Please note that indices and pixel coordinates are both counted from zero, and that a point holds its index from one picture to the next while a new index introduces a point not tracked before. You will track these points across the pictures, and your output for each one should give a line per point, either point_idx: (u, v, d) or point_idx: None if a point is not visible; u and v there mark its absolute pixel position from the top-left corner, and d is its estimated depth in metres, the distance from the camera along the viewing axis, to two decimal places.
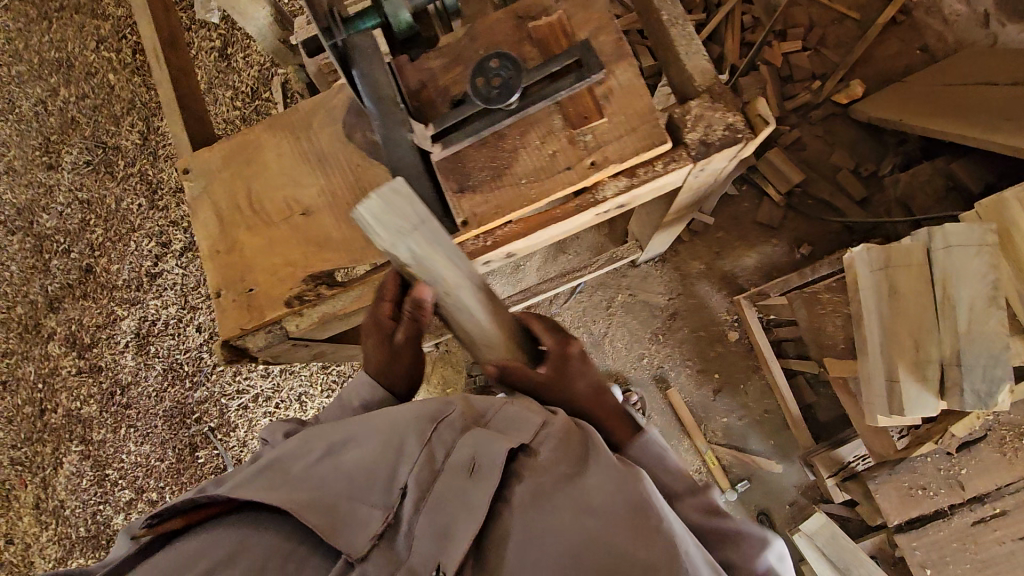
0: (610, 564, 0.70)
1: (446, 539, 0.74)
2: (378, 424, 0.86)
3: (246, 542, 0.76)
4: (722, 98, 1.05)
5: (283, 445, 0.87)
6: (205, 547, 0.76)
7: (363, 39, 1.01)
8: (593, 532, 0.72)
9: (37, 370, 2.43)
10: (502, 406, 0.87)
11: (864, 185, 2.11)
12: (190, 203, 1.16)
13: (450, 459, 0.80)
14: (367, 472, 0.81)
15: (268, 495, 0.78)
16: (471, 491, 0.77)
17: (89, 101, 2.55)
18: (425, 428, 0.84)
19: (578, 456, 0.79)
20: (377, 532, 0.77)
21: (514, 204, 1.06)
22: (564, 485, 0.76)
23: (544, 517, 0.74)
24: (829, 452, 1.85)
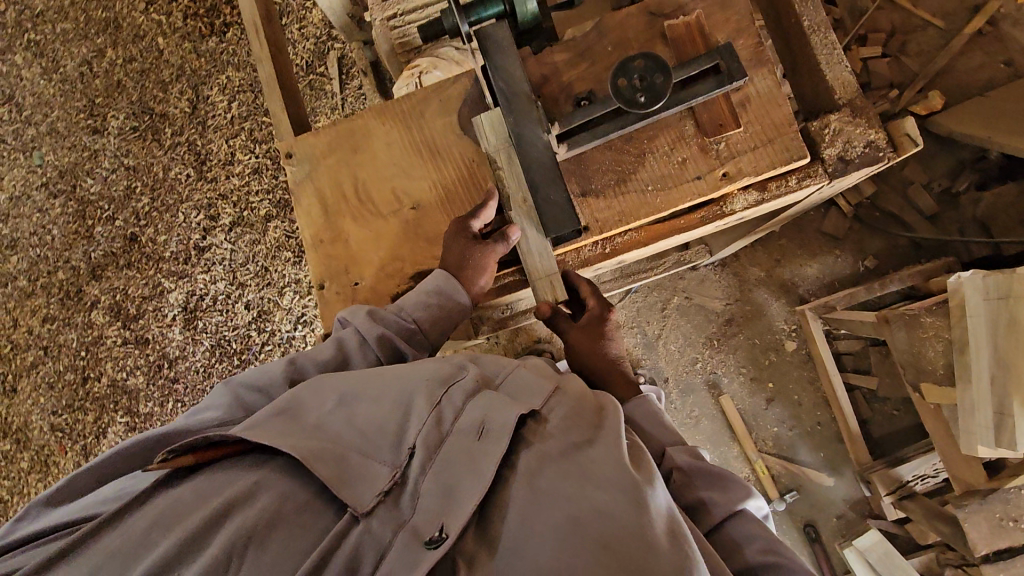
0: (608, 542, 0.69)
1: (451, 499, 0.73)
2: (391, 383, 0.85)
3: (260, 482, 0.75)
4: (864, 112, 1.00)
5: (298, 391, 0.86)
6: (215, 487, 0.74)
7: (497, 29, 0.98)
8: (594, 507, 0.71)
9: (79, 338, 2.41)
10: (513, 370, 0.89)
11: (936, 201, 2.02)
12: (293, 189, 1.13)
13: (460, 422, 0.80)
14: (381, 426, 0.80)
15: (283, 439, 0.77)
16: (477, 453, 0.76)
17: (137, 65, 2.42)
18: (435, 390, 0.83)
19: (582, 428, 0.81)
20: (385, 488, 0.75)
21: (639, 211, 1.02)
22: (567, 456, 0.77)
23: (547, 491, 0.74)
24: (887, 470, 1.84)
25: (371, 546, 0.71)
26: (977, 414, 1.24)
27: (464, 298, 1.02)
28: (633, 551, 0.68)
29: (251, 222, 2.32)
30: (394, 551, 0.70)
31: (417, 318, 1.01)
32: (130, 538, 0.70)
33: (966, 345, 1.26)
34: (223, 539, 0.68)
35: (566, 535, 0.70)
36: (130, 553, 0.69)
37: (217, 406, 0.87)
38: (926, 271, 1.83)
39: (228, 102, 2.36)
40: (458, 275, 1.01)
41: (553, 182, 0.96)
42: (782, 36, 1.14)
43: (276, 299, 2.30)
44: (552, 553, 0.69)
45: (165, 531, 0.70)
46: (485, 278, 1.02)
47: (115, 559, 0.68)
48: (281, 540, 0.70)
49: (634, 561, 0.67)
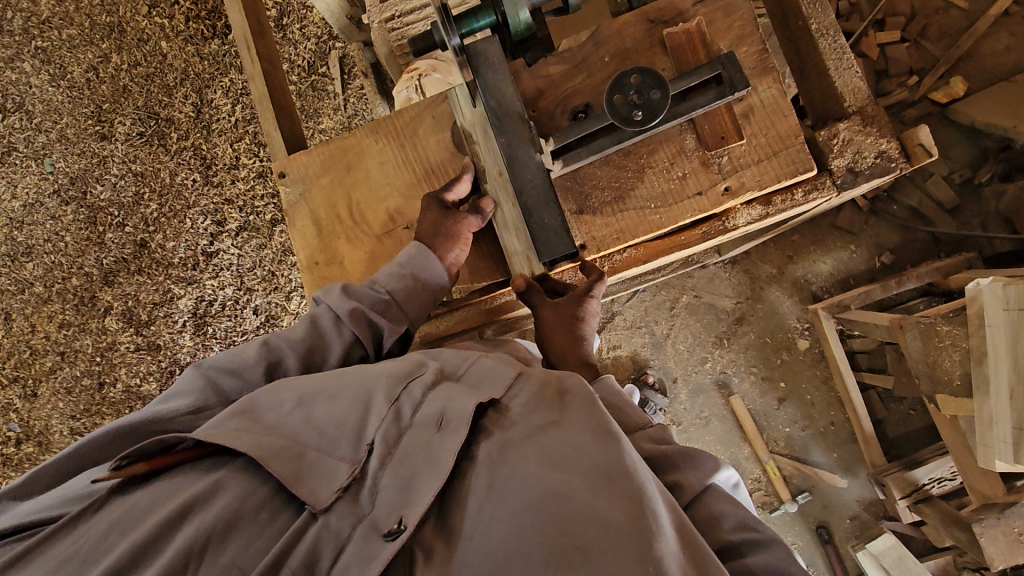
0: (567, 524, 0.67)
1: (410, 491, 0.72)
2: (353, 379, 0.84)
3: (218, 483, 0.73)
4: (876, 121, 0.96)
5: (258, 393, 0.85)
6: (169, 493, 0.72)
7: (488, 45, 0.96)
8: (554, 491, 0.69)
9: (94, 343, 2.45)
10: (474, 362, 0.90)
11: (957, 194, 1.94)
12: (288, 210, 1.13)
13: (419, 415, 0.79)
14: (341, 422, 0.79)
15: (240, 436, 0.75)
16: (437, 445, 0.75)
17: (141, 69, 2.41)
18: (395, 386, 0.82)
19: (546, 411, 0.80)
20: (344, 484, 0.73)
21: (638, 229, 0.99)
22: (528, 440, 0.76)
23: (508, 475, 0.72)
24: (902, 473, 1.79)
25: (330, 540, 0.69)
26: (996, 429, 1.22)
27: (438, 270, 0.99)
28: (595, 534, 0.66)
29: (257, 226, 2.33)
30: (352, 545, 0.68)
31: (391, 289, 0.97)
32: (86, 542, 0.68)
33: (985, 357, 1.22)
34: (180, 541, 0.67)
35: (524, 518, 0.68)
36: (83, 558, 0.67)
37: (186, 393, 0.85)
38: (945, 268, 1.77)
39: (231, 106, 2.35)
40: (430, 244, 0.98)
41: (547, 205, 0.96)
42: (789, 38, 1.10)
43: (284, 303, 2.32)
44: (510, 538, 0.67)
45: (122, 535, 0.68)
46: (460, 249, 1.01)
47: (69, 563, 0.66)
48: (239, 541, 0.68)
49: (594, 541, 0.66)
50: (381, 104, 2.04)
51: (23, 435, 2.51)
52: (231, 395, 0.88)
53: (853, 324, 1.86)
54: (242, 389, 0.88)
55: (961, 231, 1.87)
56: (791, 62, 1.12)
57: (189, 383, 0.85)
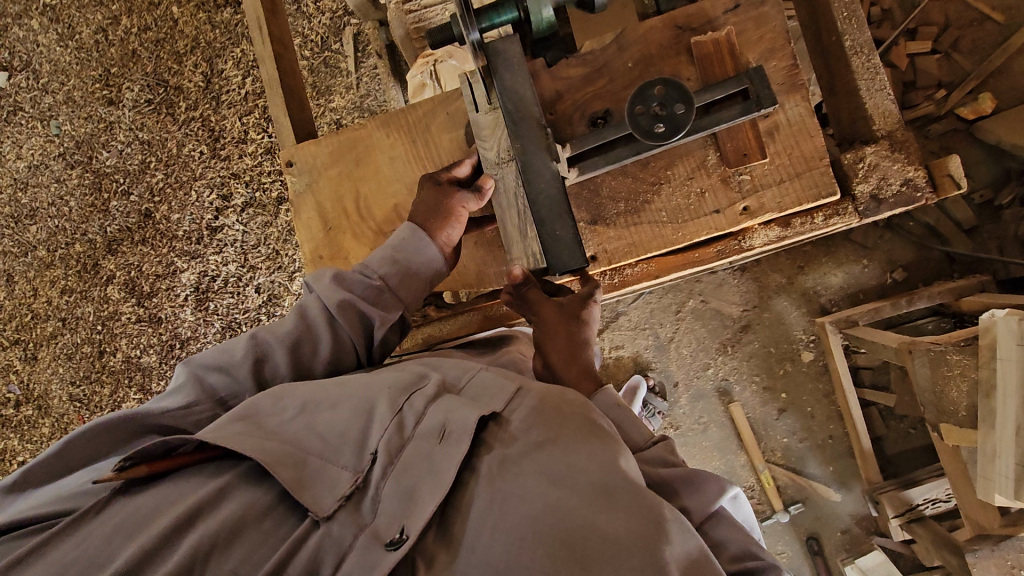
0: (568, 539, 0.67)
1: (412, 503, 0.72)
2: (355, 390, 0.83)
3: (222, 490, 0.73)
4: (904, 147, 0.92)
5: (260, 399, 0.84)
6: (171, 497, 0.72)
7: (508, 45, 0.92)
8: (554, 509, 0.69)
9: (96, 311, 2.45)
10: (476, 372, 0.89)
11: (976, 213, 1.90)
12: (294, 200, 1.11)
13: (422, 426, 0.78)
14: (342, 431, 0.79)
15: (244, 440, 0.75)
16: (438, 457, 0.74)
17: (152, 34, 2.36)
18: (397, 397, 0.82)
19: (545, 429, 0.77)
20: (346, 493, 0.73)
21: (652, 244, 0.97)
22: (527, 456, 0.74)
23: (507, 491, 0.72)
24: (897, 493, 1.78)
25: (331, 549, 0.70)
26: (998, 463, 1.21)
27: (430, 248, 0.96)
28: (594, 548, 0.67)
29: (263, 203, 2.31)
30: (353, 554, 0.69)
31: (383, 275, 0.94)
32: (89, 545, 0.67)
33: (993, 390, 1.19)
34: (183, 550, 0.66)
35: (525, 535, 0.68)
36: (89, 560, 0.66)
37: (177, 390, 0.85)
38: (958, 289, 1.74)
39: (242, 78, 2.31)
40: (423, 224, 0.96)
41: (559, 217, 0.91)
42: (819, 51, 1.06)
43: (287, 284, 2.30)
44: (510, 553, 0.68)
45: (126, 539, 0.67)
46: (454, 226, 0.98)
47: (74, 565, 0.65)
48: (244, 547, 0.68)
49: (594, 555, 0.66)
50: (395, 88, 2.00)
51: (23, 398, 2.52)
52: (221, 395, 0.88)
53: (860, 341, 1.83)
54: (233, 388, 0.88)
55: (977, 252, 1.83)
56: (820, 77, 1.08)
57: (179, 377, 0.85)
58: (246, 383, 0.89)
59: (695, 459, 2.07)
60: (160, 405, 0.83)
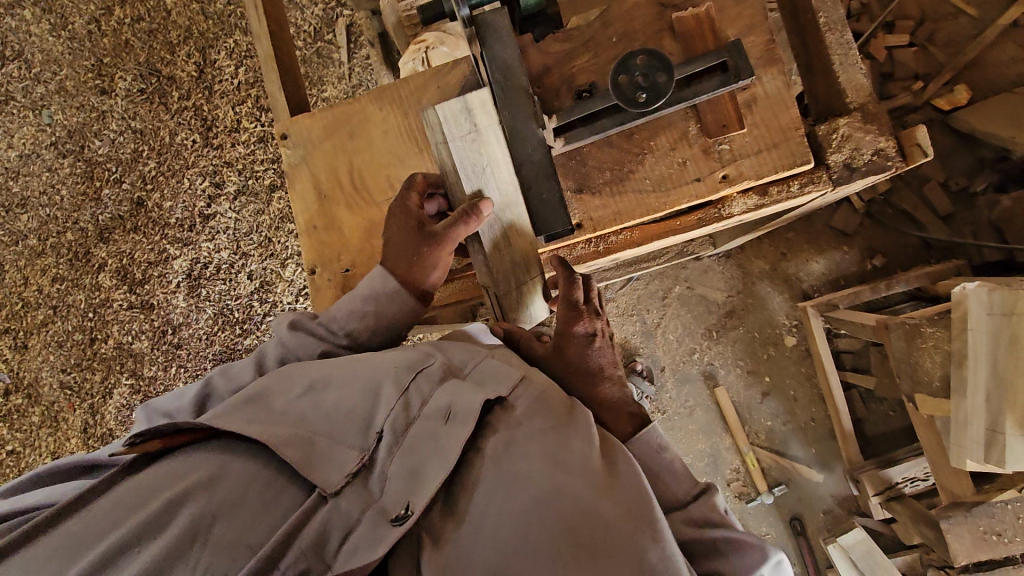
0: (572, 523, 0.71)
1: (418, 480, 0.75)
2: (360, 371, 0.86)
3: (224, 467, 0.75)
4: (876, 119, 0.97)
5: (268, 379, 0.87)
6: (177, 471, 0.75)
7: (497, 17, 0.94)
8: (558, 494, 0.73)
9: (87, 299, 2.45)
10: (480, 359, 0.90)
11: (952, 201, 1.95)
12: (289, 171, 1.14)
13: (427, 407, 0.81)
14: (349, 412, 0.82)
15: (253, 425, 0.78)
16: (443, 437, 0.77)
17: (145, 24, 2.38)
18: (403, 378, 0.84)
19: (548, 416, 0.81)
20: (353, 470, 0.76)
21: (635, 211, 1.00)
22: (531, 441, 0.78)
23: (512, 476, 0.75)
24: (877, 471, 1.83)
25: (339, 523, 0.73)
26: (970, 429, 1.25)
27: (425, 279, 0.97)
28: (596, 534, 0.71)
29: (255, 191, 2.33)
30: (360, 528, 0.72)
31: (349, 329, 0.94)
32: (92, 520, 0.70)
33: (964, 359, 1.24)
34: (183, 522, 0.69)
35: (531, 519, 0.72)
36: (95, 530, 0.69)
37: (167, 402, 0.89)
38: (934, 273, 1.79)
39: (235, 68, 2.33)
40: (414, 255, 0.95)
41: (546, 180, 0.94)
42: (795, 30, 1.10)
43: (279, 270, 2.32)
44: (514, 535, 0.72)
45: (127, 512, 0.70)
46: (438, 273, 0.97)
47: (79, 538, 0.69)
48: (245, 517, 0.72)
49: (595, 541, 0.70)
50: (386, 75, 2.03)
51: (12, 386, 2.51)
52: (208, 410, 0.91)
53: (841, 323, 1.88)
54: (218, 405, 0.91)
55: (952, 237, 1.88)
56: (796, 54, 1.12)
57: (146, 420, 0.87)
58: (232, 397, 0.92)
59: (682, 443, 2.11)
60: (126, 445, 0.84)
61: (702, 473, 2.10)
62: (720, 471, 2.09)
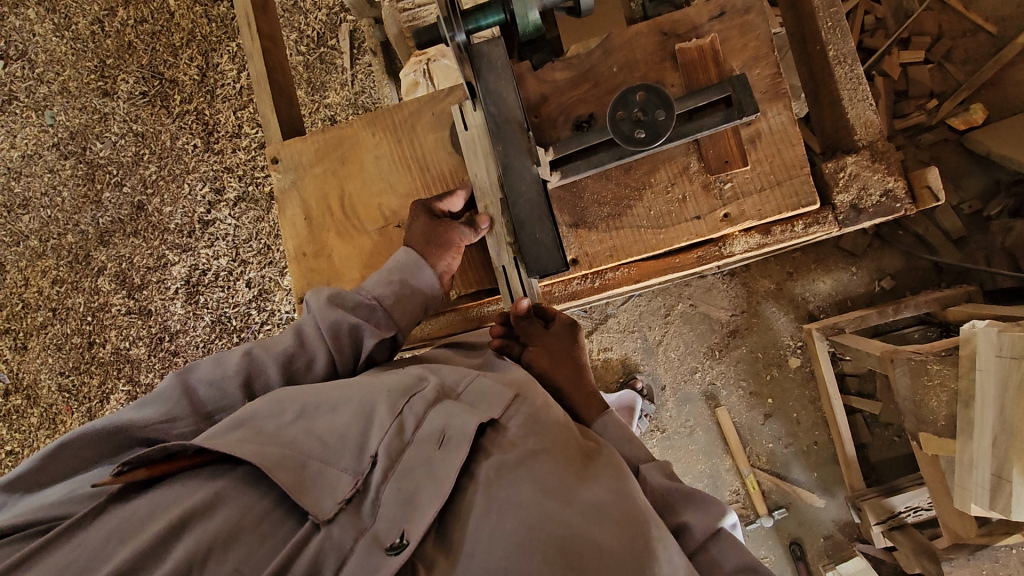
0: (566, 547, 0.70)
1: (412, 507, 0.73)
2: (355, 391, 0.83)
3: (219, 494, 0.72)
4: (886, 158, 0.92)
5: (256, 404, 0.83)
6: (169, 501, 0.71)
7: (491, 47, 0.92)
8: (549, 515, 0.72)
9: (86, 302, 2.44)
10: (471, 379, 0.90)
11: (965, 224, 1.90)
12: (279, 196, 1.12)
13: (421, 430, 0.79)
14: (343, 433, 0.78)
15: (243, 445, 0.74)
16: (437, 462, 0.75)
17: (148, 27, 2.36)
18: (398, 400, 0.81)
19: (539, 438, 0.82)
20: (348, 495, 0.73)
21: (631, 249, 0.98)
22: (524, 462, 0.77)
23: (504, 499, 0.74)
24: (879, 500, 1.79)
25: (332, 552, 0.70)
26: (975, 473, 1.23)
27: (429, 276, 0.97)
28: (588, 558, 0.70)
29: (255, 198, 2.30)
30: (353, 558, 0.69)
31: (378, 296, 0.95)
32: (85, 548, 0.67)
33: (971, 400, 1.20)
34: (179, 553, 0.66)
35: (523, 542, 0.70)
36: (84, 563, 0.66)
37: (159, 401, 0.82)
38: (944, 299, 1.74)
39: (236, 72, 2.30)
40: (422, 252, 0.97)
41: (538, 220, 0.92)
42: (804, 60, 1.06)
43: (277, 279, 2.30)
44: (508, 559, 0.69)
45: (121, 542, 0.68)
46: (453, 256, 0.99)
47: (73, 565, 0.66)
48: (241, 550, 0.68)
49: (589, 564, 0.69)
50: (389, 86, 1.99)
51: (12, 387, 2.52)
52: (209, 409, 0.85)
53: (846, 348, 1.83)
54: (221, 402, 0.86)
55: (964, 262, 1.83)
56: (805, 84, 1.08)
57: (165, 388, 0.82)
58: (236, 395, 0.87)
59: (681, 463, 2.08)
60: (139, 415, 0.80)
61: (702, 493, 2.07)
62: (719, 492, 2.06)
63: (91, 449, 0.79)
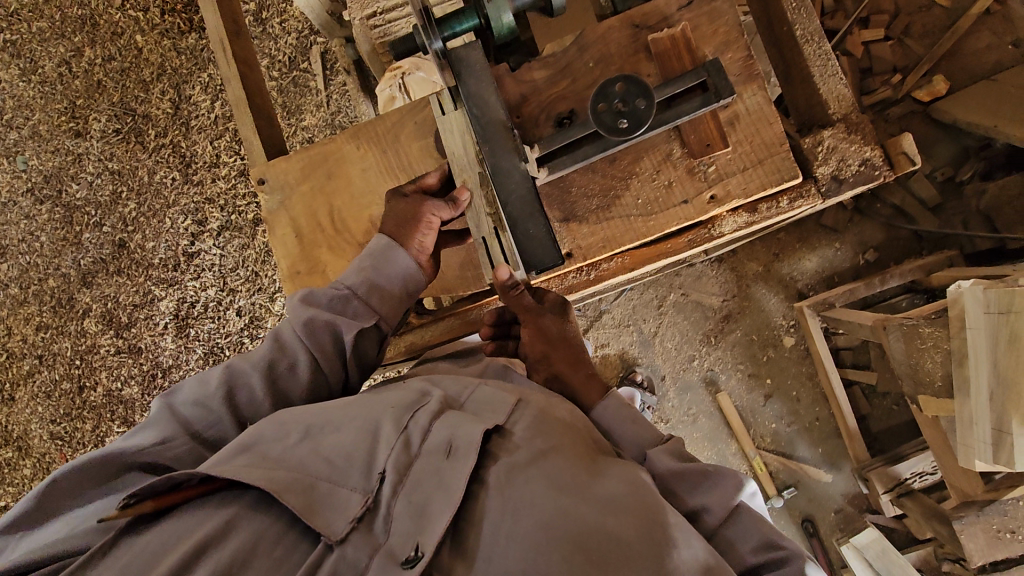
0: (582, 543, 0.70)
1: (425, 518, 0.72)
2: (358, 409, 0.83)
3: (230, 522, 0.71)
4: (860, 129, 0.96)
5: (262, 426, 0.82)
6: (180, 532, 0.70)
7: (469, 51, 0.94)
8: (562, 513, 0.72)
9: (74, 346, 2.40)
10: (473, 389, 0.90)
11: (939, 191, 1.95)
12: (267, 218, 1.11)
13: (428, 442, 0.79)
14: (350, 452, 0.78)
15: (250, 470, 0.73)
16: (447, 472, 0.75)
17: (116, 64, 2.35)
18: (402, 416, 0.82)
19: (547, 437, 0.81)
20: (358, 514, 0.73)
21: (624, 238, 0.99)
22: (533, 463, 0.77)
23: (516, 501, 0.74)
24: (886, 469, 1.82)
25: (348, 571, 0.69)
26: (976, 430, 1.25)
27: (404, 257, 0.95)
28: (605, 551, 0.70)
29: (239, 225, 2.29)
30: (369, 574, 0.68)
31: (352, 286, 0.94)
32: None
33: (965, 359, 1.23)
34: None
35: (538, 542, 0.70)
36: None
37: (151, 426, 0.82)
38: (928, 265, 1.78)
39: (210, 103, 2.30)
40: (393, 237, 0.96)
41: (530, 215, 0.93)
42: (773, 41, 1.09)
43: (268, 304, 2.28)
44: (525, 561, 0.70)
45: None
46: (426, 233, 0.97)
47: None
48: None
49: (606, 558, 0.69)
50: (365, 102, 2.00)
51: (3, 440, 2.46)
52: (198, 427, 0.85)
53: (837, 322, 1.87)
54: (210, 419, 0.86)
55: (943, 228, 1.88)
56: (775, 65, 1.11)
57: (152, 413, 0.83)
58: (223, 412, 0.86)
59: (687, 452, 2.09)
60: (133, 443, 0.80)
61: None
62: None
63: (86, 485, 0.77)
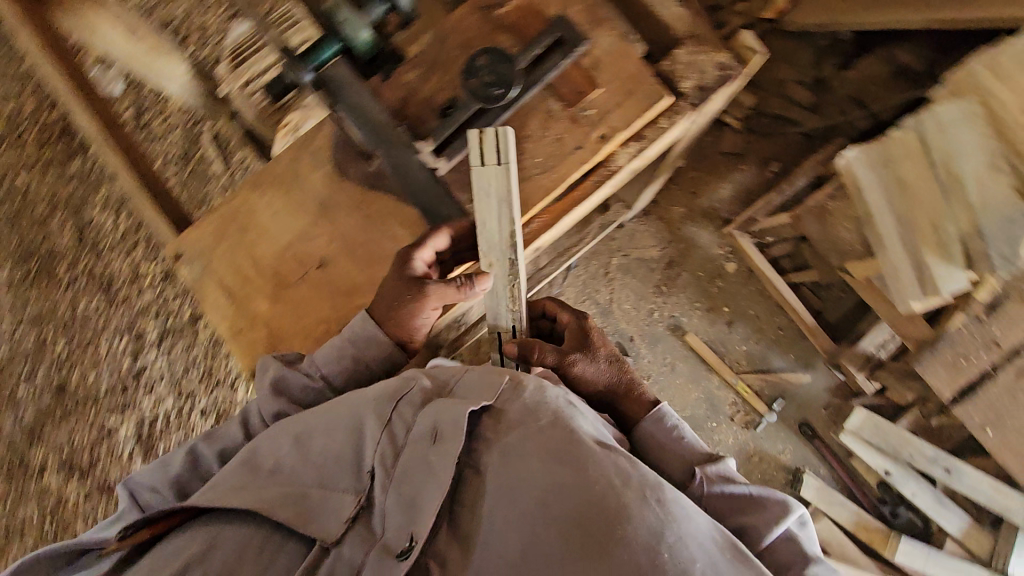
0: (575, 517, 0.77)
1: (415, 508, 0.78)
2: (345, 409, 0.89)
3: (218, 540, 0.78)
4: (707, 40, 1.05)
5: (257, 443, 0.89)
6: (171, 554, 0.78)
7: (340, 70, 1.03)
8: (557, 492, 0.79)
9: (36, 508, 2.23)
10: (462, 373, 0.96)
11: (814, 92, 2.09)
12: (194, 286, 1.12)
13: (412, 432, 0.85)
14: (338, 456, 0.84)
15: (241, 494, 0.80)
16: (433, 455, 0.81)
17: (6, 210, 2.27)
18: (384, 408, 0.88)
19: (541, 417, 0.88)
20: (353, 513, 0.80)
21: (535, 199, 1.03)
22: (529, 443, 0.84)
23: (512, 483, 0.81)
24: (851, 350, 1.95)
25: (344, 569, 0.76)
26: (902, 276, 1.49)
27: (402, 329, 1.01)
28: (598, 523, 0.76)
29: (179, 327, 2.23)
30: (367, 569, 0.75)
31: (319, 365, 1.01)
32: None
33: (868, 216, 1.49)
34: None
35: (534, 521, 0.78)
36: None
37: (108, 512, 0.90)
38: (824, 157, 1.93)
39: (116, 218, 2.26)
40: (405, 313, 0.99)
41: (442, 201, 1.03)
42: None
43: (231, 395, 2.22)
44: (522, 539, 0.77)
45: None
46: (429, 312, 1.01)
47: None
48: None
49: (599, 530, 0.76)
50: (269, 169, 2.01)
51: None
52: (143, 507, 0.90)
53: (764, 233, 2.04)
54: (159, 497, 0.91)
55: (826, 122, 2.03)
56: None
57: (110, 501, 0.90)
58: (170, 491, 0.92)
59: (677, 400, 2.12)
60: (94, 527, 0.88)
61: (707, 418, 2.10)
62: (721, 411, 2.10)
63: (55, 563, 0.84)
